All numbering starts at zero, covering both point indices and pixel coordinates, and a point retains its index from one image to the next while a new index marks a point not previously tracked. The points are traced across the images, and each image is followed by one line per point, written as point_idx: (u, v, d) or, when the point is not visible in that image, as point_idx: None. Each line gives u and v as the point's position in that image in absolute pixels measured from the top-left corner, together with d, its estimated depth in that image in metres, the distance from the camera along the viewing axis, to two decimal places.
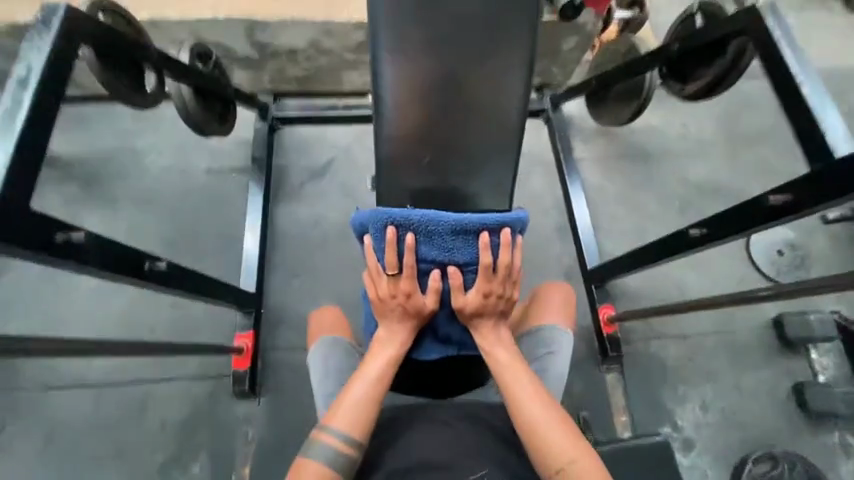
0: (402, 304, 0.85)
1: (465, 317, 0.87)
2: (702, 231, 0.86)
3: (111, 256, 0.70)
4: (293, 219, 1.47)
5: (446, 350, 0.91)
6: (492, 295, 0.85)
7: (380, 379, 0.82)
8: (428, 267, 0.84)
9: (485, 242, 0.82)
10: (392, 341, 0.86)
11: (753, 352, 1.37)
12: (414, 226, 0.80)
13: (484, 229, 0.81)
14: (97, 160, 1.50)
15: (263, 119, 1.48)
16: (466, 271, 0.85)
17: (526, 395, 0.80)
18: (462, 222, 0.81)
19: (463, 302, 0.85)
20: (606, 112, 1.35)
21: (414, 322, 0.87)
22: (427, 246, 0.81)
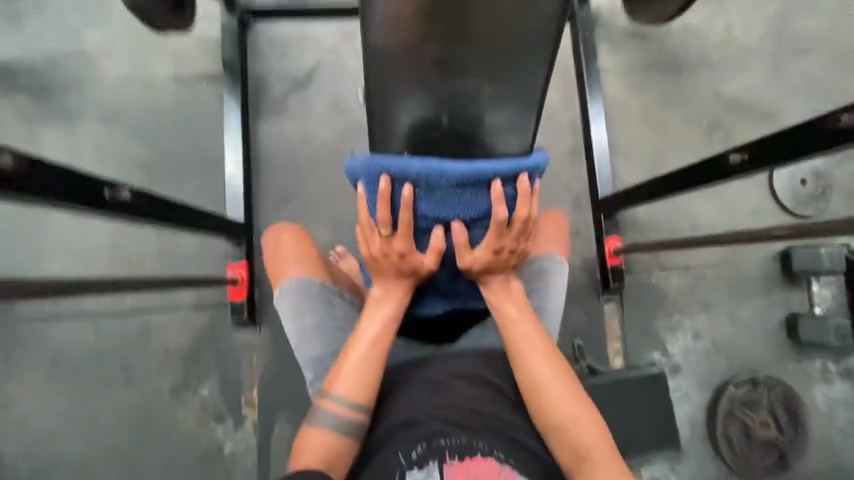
0: (398, 264, 0.80)
1: (473, 275, 0.83)
2: (743, 157, 0.75)
3: (56, 183, 0.60)
4: (277, 138, 1.32)
5: (451, 303, 0.90)
6: (504, 251, 0.79)
7: (380, 339, 0.81)
8: (429, 225, 0.76)
9: (498, 194, 0.73)
10: (388, 300, 0.83)
11: (754, 284, 1.36)
12: (413, 177, 0.71)
13: (496, 179, 0.72)
14: (41, 66, 1.28)
15: (230, 11, 1.23)
16: (474, 225, 0.78)
17: (532, 351, 0.80)
18: (470, 172, 0.71)
19: (471, 259, 0.80)
20: (645, 8, 1.11)
21: (413, 282, 0.83)
22: (428, 202, 0.73)
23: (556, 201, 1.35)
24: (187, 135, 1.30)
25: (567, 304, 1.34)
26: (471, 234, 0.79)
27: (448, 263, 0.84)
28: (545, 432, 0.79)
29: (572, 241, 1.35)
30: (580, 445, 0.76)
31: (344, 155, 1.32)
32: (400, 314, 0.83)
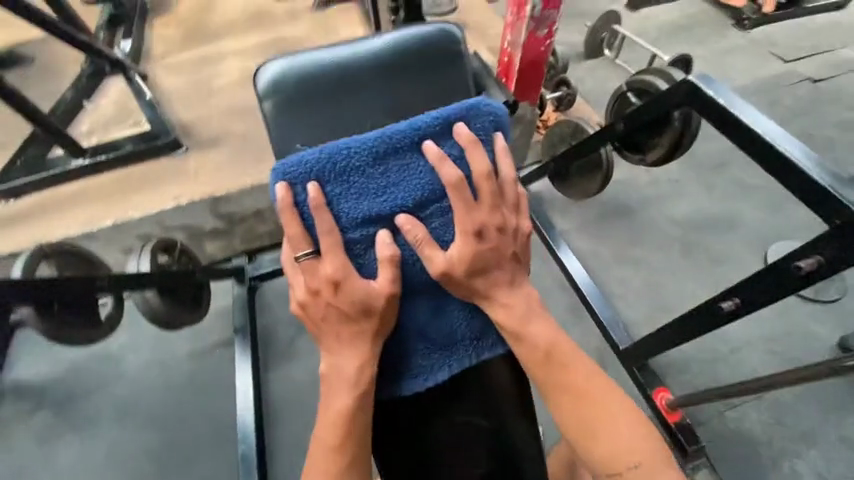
0: (334, 303, 0.63)
1: (456, 281, 0.66)
2: (734, 303, 0.77)
3: None
4: (288, 382, 1.33)
5: (447, 361, 0.71)
6: (485, 233, 0.64)
7: (345, 417, 0.65)
8: (365, 227, 0.64)
9: (435, 157, 0.63)
10: (345, 363, 0.65)
11: (840, 392, 1.18)
12: (318, 173, 0.62)
13: (423, 142, 0.64)
14: (68, 378, 1.37)
15: (241, 283, 1.42)
16: (424, 210, 0.65)
17: (581, 382, 0.67)
18: (389, 143, 0.63)
19: (447, 262, 0.64)
20: (575, 187, 1.35)
21: (365, 324, 0.65)
22: (347, 199, 0.63)
23: None
24: (201, 406, 1.30)
25: None
26: (430, 227, 0.66)
27: (414, 272, 0.67)
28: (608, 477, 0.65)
29: None
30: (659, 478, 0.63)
31: None
32: (366, 369, 0.65)
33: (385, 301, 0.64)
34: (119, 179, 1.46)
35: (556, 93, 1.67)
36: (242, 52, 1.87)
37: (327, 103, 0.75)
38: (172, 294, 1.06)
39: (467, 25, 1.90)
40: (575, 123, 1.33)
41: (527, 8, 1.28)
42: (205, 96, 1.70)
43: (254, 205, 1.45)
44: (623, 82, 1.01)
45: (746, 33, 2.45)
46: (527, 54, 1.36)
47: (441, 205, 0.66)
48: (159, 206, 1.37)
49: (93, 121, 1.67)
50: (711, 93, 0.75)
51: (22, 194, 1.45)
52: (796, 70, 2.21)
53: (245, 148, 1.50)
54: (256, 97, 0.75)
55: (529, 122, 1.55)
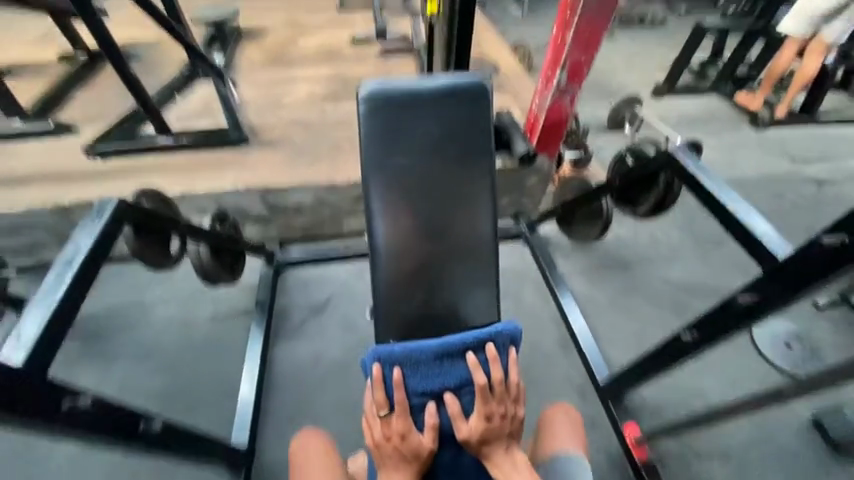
0: (397, 449, 0.72)
1: (474, 452, 0.73)
2: (692, 335, 0.88)
3: (112, 421, 0.64)
4: (292, 358, 1.46)
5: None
6: (494, 417, 0.73)
7: None
8: (422, 402, 0.76)
9: (474, 362, 0.76)
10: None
11: (811, 467, 1.20)
12: (399, 359, 0.76)
13: (468, 349, 0.78)
14: (103, 318, 1.54)
15: (269, 264, 1.62)
16: (462, 393, 0.77)
17: None
18: (446, 345, 0.78)
19: (467, 433, 0.72)
20: (577, 231, 1.51)
21: (414, 468, 0.73)
22: (414, 378, 0.76)
23: (559, 391, 1.37)
24: (210, 365, 1.43)
25: None
26: (463, 403, 0.77)
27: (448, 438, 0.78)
28: None
29: (590, 436, 1.27)
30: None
31: (353, 370, 1.43)
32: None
33: (428, 457, 0.73)
34: (191, 159, 1.73)
35: (574, 154, 1.89)
36: (312, 79, 2.21)
37: (394, 108, 0.93)
38: (218, 255, 1.24)
39: (504, 88, 2.20)
40: (581, 177, 1.54)
41: (553, 81, 1.52)
42: (275, 107, 2.02)
43: (296, 201, 1.67)
44: (623, 146, 1.21)
45: (759, 132, 2.67)
46: (550, 117, 1.60)
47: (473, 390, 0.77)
48: (219, 186, 1.60)
49: (179, 111, 1.99)
50: (684, 160, 0.95)
51: (108, 155, 1.73)
52: (802, 171, 2.39)
53: (299, 153, 1.76)
54: (356, 100, 0.94)
55: (545, 173, 1.76)
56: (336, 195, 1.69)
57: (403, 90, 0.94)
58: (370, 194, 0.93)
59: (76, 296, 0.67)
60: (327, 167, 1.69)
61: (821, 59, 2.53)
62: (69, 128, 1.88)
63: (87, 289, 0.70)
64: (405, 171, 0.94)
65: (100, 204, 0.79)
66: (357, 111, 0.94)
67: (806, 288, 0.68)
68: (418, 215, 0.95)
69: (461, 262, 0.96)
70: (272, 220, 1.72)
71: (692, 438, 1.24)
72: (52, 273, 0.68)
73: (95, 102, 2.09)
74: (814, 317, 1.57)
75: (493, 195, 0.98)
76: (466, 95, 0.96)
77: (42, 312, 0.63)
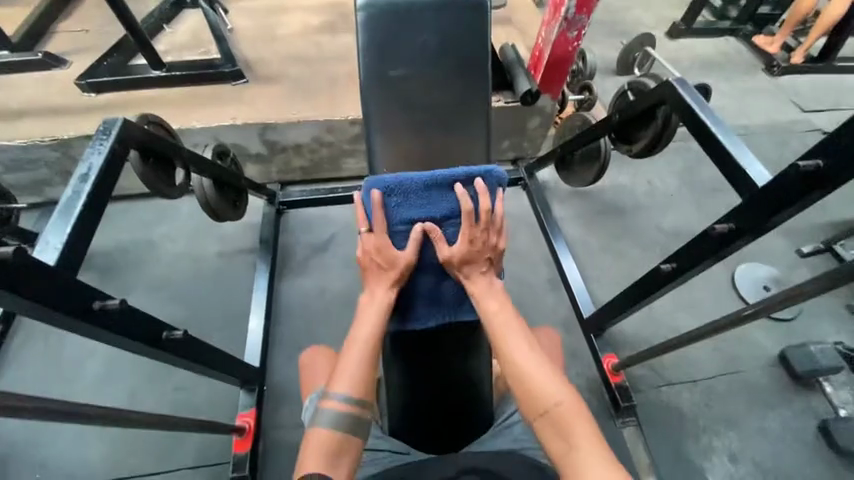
0: (385, 257, 0.84)
1: (452, 269, 0.85)
2: (672, 266, 0.95)
3: (137, 324, 0.71)
4: (297, 291, 1.55)
5: (438, 316, 0.89)
6: (475, 241, 0.84)
7: (372, 332, 0.79)
8: (406, 227, 0.86)
9: (462, 192, 0.84)
10: (375, 302, 0.83)
11: (768, 391, 1.33)
12: (392, 187, 0.84)
13: (458, 181, 0.86)
14: (115, 252, 1.61)
15: (270, 204, 1.65)
16: (447, 225, 0.87)
17: (517, 342, 0.76)
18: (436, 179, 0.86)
19: (449, 253, 0.83)
20: (575, 174, 1.52)
21: (395, 278, 0.84)
22: (405, 205, 0.85)
23: (546, 324, 1.48)
24: (219, 296, 1.53)
25: None
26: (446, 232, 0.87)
27: (430, 264, 0.88)
28: (531, 424, 0.68)
29: (570, 362, 1.40)
30: (573, 433, 0.63)
31: (354, 302, 1.52)
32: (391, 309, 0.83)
33: (411, 268, 0.85)
34: (185, 95, 1.69)
35: (579, 96, 1.84)
36: (305, 9, 2.07)
37: (392, 27, 0.91)
38: (220, 190, 1.26)
39: (511, 23, 2.07)
40: (583, 118, 1.52)
41: (562, 11, 1.44)
42: (269, 41, 1.92)
43: (295, 140, 1.66)
44: (626, 83, 1.19)
45: (773, 79, 2.57)
46: (556, 52, 1.54)
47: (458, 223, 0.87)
48: (217, 122, 1.58)
49: (168, 42, 1.90)
50: (683, 93, 0.95)
51: (102, 90, 1.68)
52: (810, 121, 2.34)
53: (296, 89, 1.71)
54: (355, 15, 0.91)
55: (548, 115, 1.73)
56: (335, 134, 1.67)
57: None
58: (370, 120, 0.95)
59: (93, 211, 0.71)
60: (326, 105, 1.66)
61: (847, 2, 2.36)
62: (56, 59, 1.80)
63: (102, 206, 0.74)
64: (404, 94, 0.95)
65: (106, 125, 0.80)
66: (355, 20, 0.92)
67: (777, 216, 0.73)
68: (416, 141, 0.97)
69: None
70: (272, 159, 1.73)
71: (662, 364, 1.37)
72: (68, 189, 0.71)
73: (80, 32, 1.98)
74: (794, 263, 1.65)
75: (489, 126, 0.99)
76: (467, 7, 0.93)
77: (64, 225, 0.67)
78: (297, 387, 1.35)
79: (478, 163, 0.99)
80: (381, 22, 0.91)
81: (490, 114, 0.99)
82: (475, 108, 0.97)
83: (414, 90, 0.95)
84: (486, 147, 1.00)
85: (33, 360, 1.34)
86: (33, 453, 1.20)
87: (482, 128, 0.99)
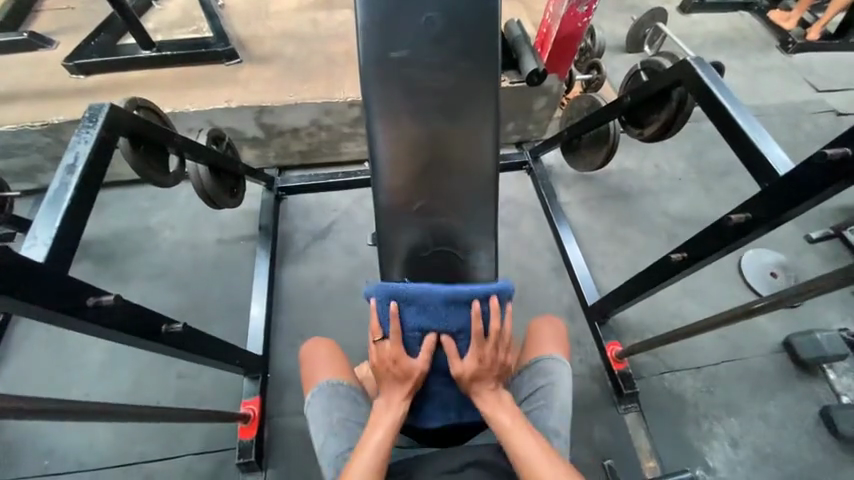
0: (393, 370, 0.77)
1: (463, 386, 0.78)
2: (682, 255, 0.92)
3: (135, 319, 0.69)
4: (298, 278, 1.53)
5: (445, 418, 0.85)
6: (487, 359, 0.78)
7: (379, 445, 0.72)
8: (417, 337, 0.78)
9: (477, 310, 0.76)
10: (388, 412, 0.76)
11: (771, 377, 1.33)
12: (401, 294, 0.76)
13: (474, 297, 0.77)
14: (113, 239, 1.59)
15: (269, 190, 1.61)
16: (460, 338, 0.79)
17: (536, 463, 0.68)
18: (452, 291, 0.77)
19: (461, 369, 0.77)
20: (582, 158, 1.47)
21: (406, 388, 0.78)
22: (414, 314, 0.77)
23: (549, 312, 1.47)
24: (220, 284, 1.51)
25: (588, 418, 1.28)
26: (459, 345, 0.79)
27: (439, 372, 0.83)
28: None
29: (574, 350, 1.39)
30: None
31: (356, 290, 1.51)
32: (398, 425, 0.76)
33: (420, 378, 0.78)
34: (177, 76, 1.62)
35: (586, 76, 1.77)
36: None
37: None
38: (217, 176, 1.23)
39: None
40: (592, 99, 1.46)
41: None
42: (263, 17, 1.83)
43: (292, 123, 1.61)
44: (638, 62, 1.13)
45: (787, 57, 2.47)
46: (564, 29, 1.46)
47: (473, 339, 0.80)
48: (212, 104, 1.52)
49: (158, 20, 1.81)
50: (700, 73, 0.89)
51: (92, 72, 1.62)
52: (824, 101, 2.26)
53: (293, 69, 1.64)
54: None
55: (554, 96, 1.67)
56: (333, 116, 1.61)
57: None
58: (370, 97, 0.90)
59: (81, 203, 0.68)
60: (323, 85, 1.59)
61: None
62: (43, 39, 1.73)
63: (92, 198, 0.71)
64: (407, 68, 0.90)
65: (92, 111, 0.75)
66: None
67: (798, 205, 0.69)
68: (419, 119, 0.91)
69: (466, 176, 0.94)
70: (269, 144, 1.68)
71: (666, 351, 1.37)
72: (55, 180, 0.68)
73: (66, 9, 1.89)
74: (802, 249, 1.62)
75: (498, 100, 0.93)
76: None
77: (53, 218, 0.64)
78: (300, 375, 1.36)
79: (487, 140, 0.93)
80: None
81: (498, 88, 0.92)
82: (483, 82, 0.91)
83: (417, 64, 0.90)
84: (495, 123, 0.93)
85: (37, 349, 1.34)
86: (41, 440, 1.21)
87: (491, 103, 0.92)
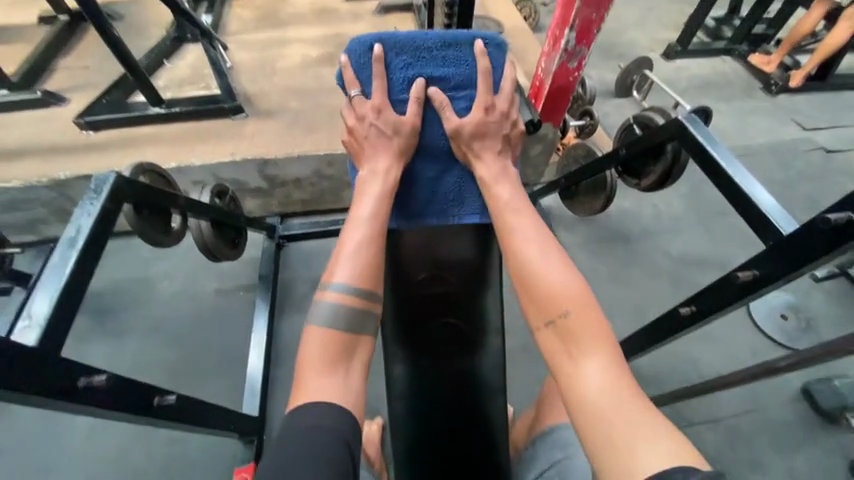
0: (377, 123, 0.94)
1: (461, 140, 0.96)
2: (691, 309, 0.90)
3: (128, 397, 0.66)
4: (297, 330, 1.50)
5: (442, 204, 1.02)
6: (488, 113, 0.96)
7: (383, 198, 0.90)
8: (406, 84, 0.96)
9: (481, 51, 0.96)
10: (377, 168, 0.93)
11: (794, 429, 1.26)
12: (391, 41, 0.94)
13: (474, 42, 0.96)
14: (112, 292, 1.57)
15: (270, 239, 1.62)
16: (453, 97, 0.97)
17: (522, 228, 0.84)
18: (449, 38, 0.96)
19: (458, 124, 0.95)
20: (581, 204, 1.49)
21: (394, 142, 0.94)
22: (400, 58, 0.95)
23: None
24: (218, 337, 1.47)
25: None
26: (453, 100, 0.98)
27: (432, 132, 0.99)
28: (539, 328, 0.71)
29: None
30: (581, 344, 0.65)
31: None
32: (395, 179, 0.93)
33: (408, 131, 0.95)
34: (184, 131, 1.68)
35: (580, 122, 1.83)
36: (304, 41, 2.09)
37: None
38: (219, 231, 1.23)
39: (509, 50, 2.09)
40: (587, 147, 1.50)
41: (561, 42, 1.42)
42: (269, 74, 1.92)
43: (295, 174, 1.64)
44: (631, 115, 1.18)
45: (771, 98, 2.57)
46: (556, 81, 1.53)
47: (469, 92, 0.98)
48: (216, 158, 1.56)
49: (168, 78, 1.91)
50: (693, 130, 0.92)
51: (101, 128, 1.68)
52: (812, 139, 2.33)
53: (296, 122, 1.70)
54: (342, 50, 0.96)
55: (548, 142, 1.75)
56: (335, 167, 1.65)
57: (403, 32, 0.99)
58: None
59: (79, 278, 0.67)
60: (325, 137, 1.64)
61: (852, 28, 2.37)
62: (55, 95, 1.80)
63: (90, 271, 0.70)
64: None
65: (97, 182, 0.77)
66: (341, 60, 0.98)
67: (808, 264, 0.68)
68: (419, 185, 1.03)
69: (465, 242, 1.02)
70: (272, 193, 1.71)
71: (681, 403, 1.30)
72: (54, 255, 0.68)
73: (80, 68, 2.00)
74: (810, 288, 1.59)
75: None
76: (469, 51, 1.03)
77: (49, 294, 0.63)
78: None
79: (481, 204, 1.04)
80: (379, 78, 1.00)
81: None
82: None
83: None
84: None
85: (23, 412, 1.28)
86: None
87: None
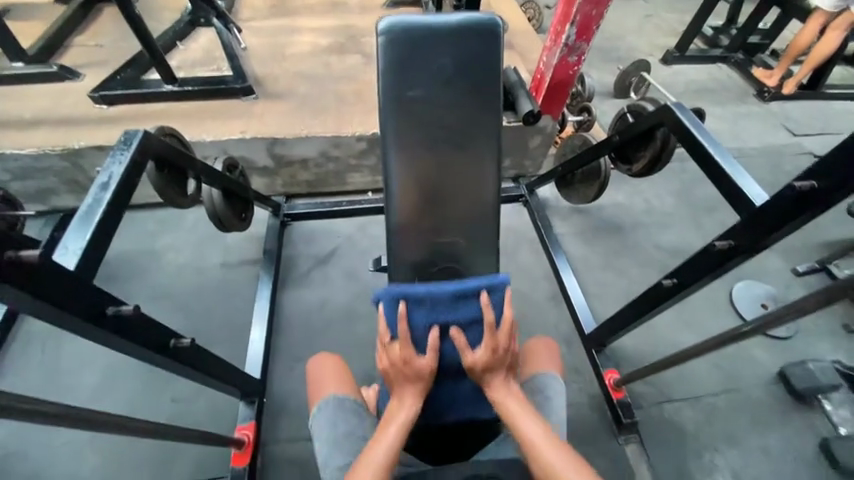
0: (401, 370, 0.81)
1: (476, 375, 0.83)
2: (674, 281, 0.96)
3: (148, 331, 0.72)
4: (300, 303, 1.55)
5: (466, 414, 0.91)
6: (499, 350, 0.82)
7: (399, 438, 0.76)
8: (427, 336, 0.87)
9: (486, 301, 0.85)
10: (402, 404, 0.80)
11: (769, 408, 1.33)
12: (409, 297, 0.86)
13: (482, 290, 0.88)
14: (119, 260, 1.61)
15: (275, 215, 1.67)
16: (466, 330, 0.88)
17: (538, 437, 0.74)
18: (463, 289, 0.88)
19: (471, 359, 0.82)
20: (576, 193, 1.56)
21: (419, 386, 0.82)
22: (420, 312, 0.87)
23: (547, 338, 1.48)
24: (221, 307, 1.53)
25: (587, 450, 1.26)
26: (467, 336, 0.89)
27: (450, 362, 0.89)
28: None
29: (571, 377, 1.40)
30: None
31: (357, 315, 1.53)
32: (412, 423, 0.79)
33: (430, 376, 0.82)
34: (196, 109, 1.73)
35: (578, 117, 1.90)
36: (314, 30, 2.15)
37: (412, 48, 1.01)
38: (228, 200, 1.28)
39: (512, 47, 2.17)
40: (583, 137, 1.57)
41: (562, 37, 1.49)
42: (279, 59, 1.98)
43: (302, 154, 1.70)
44: (625, 105, 1.24)
45: (763, 104, 2.66)
46: (556, 75, 1.60)
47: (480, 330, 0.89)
48: (226, 135, 1.62)
49: (181, 59, 1.96)
50: (680, 114, 0.99)
51: (115, 103, 1.72)
52: (800, 144, 2.42)
53: (305, 105, 1.76)
54: (375, 29, 1.00)
55: (548, 134, 1.80)
56: (341, 149, 1.71)
57: (419, 24, 1.00)
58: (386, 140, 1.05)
59: (110, 220, 0.73)
60: (332, 120, 1.70)
61: (842, 34, 2.42)
62: (73, 71, 1.85)
63: (118, 215, 0.75)
64: (419, 99, 1.04)
65: (127, 136, 0.83)
66: (375, 41, 1.01)
67: (776, 232, 0.75)
68: (433, 149, 1.07)
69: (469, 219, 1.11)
70: (278, 173, 1.76)
71: (663, 381, 1.37)
72: (88, 197, 0.74)
73: (94, 46, 2.04)
74: (791, 281, 1.67)
75: (496, 149, 1.10)
76: (482, 35, 1.03)
77: (84, 231, 0.69)
78: (297, 400, 1.34)
79: (488, 176, 1.10)
80: (397, 56, 1.01)
81: (497, 135, 1.10)
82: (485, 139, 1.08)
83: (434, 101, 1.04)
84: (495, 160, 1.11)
85: (31, 369, 1.32)
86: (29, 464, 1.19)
87: (491, 146, 1.10)
